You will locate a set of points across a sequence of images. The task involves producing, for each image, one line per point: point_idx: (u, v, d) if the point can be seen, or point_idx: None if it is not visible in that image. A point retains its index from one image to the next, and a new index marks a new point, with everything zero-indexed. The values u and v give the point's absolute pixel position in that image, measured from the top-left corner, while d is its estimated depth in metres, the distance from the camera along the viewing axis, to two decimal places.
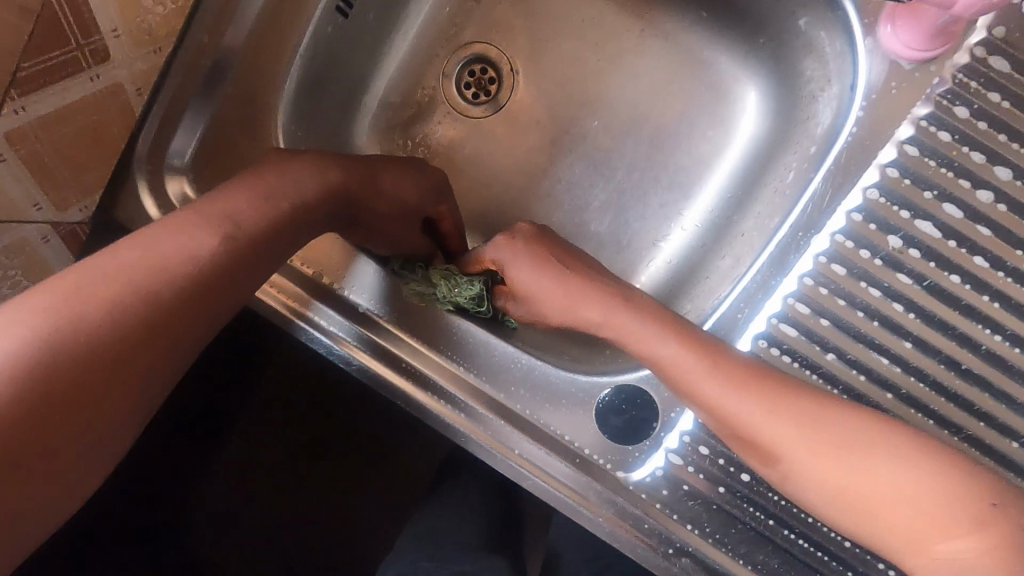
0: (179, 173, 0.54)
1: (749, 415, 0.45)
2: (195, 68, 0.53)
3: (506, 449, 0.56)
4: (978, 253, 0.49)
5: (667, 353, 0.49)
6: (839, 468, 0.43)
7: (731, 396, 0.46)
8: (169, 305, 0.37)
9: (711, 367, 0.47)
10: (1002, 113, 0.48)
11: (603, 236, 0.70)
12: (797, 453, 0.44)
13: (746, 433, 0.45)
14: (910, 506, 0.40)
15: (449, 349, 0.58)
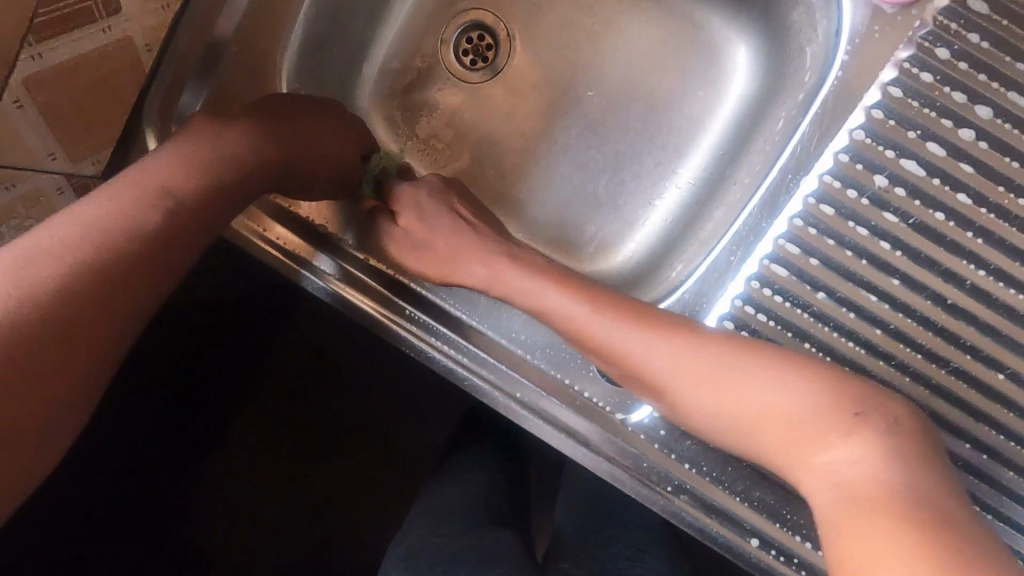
0: (186, 129, 0.55)
1: (637, 349, 0.51)
2: (200, 26, 0.54)
3: (509, 391, 0.57)
4: (962, 190, 0.51)
5: (562, 300, 0.54)
6: (750, 398, 0.48)
7: (650, 342, 0.51)
8: (128, 254, 0.43)
9: (601, 311, 0.52)
10: (981, 54, 0.50)
11: (599, 198, 0.72)
12: (680, 383, 0.50)
13: (651, 377, 0.50)
14: (782, 413, 0.47)
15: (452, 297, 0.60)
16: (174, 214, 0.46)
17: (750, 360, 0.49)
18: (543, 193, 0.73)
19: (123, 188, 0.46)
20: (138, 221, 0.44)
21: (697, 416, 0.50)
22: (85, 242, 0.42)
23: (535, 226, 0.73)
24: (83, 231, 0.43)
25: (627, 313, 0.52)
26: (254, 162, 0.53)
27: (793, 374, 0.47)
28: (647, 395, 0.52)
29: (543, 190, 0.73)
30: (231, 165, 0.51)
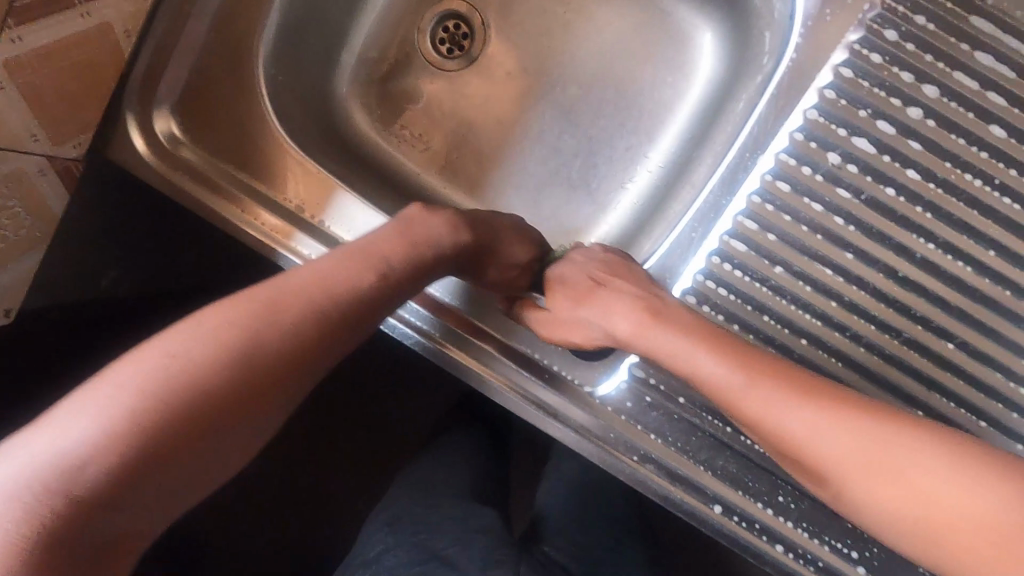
0: (166, 112, 0.58)
1: (798, 428, 0.44)
2: (178, 14, 0.56)
3: (485, 368, 0.58)
4: (910, 167, 0.53)
5: (711, 368, 0.49)
6: (859, 464, 0.42)
7: (743, 381, 0.47)
8: (276, 346, 0.39)
9: (748, 376, 0.47)
10: (926, 35, 0.52)
11: (574, 182, 0.74)
12: (846, 470, 0.43)
13: (804, 455, 0.44)
14: (978, 520, 0.38)
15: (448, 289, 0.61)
16: (355, 293, 0.44)
17: (865, 423, 0.43)
18: (518, 178, 0.75)
19: (323, 264, 0.45)
20: (297, 324, 0.41)
21: (874, 516, 0.42)
22: (224, 330, 0.38)
23: (511, 210, 0.75)
24: (246, 314, 0.40)
25: (760, 368, 0.47)
26: (405, 265, 0.50)
27: (919, 448, 0.41)
28: (810, 481, 0.46)
29: (518, 175, 0.75)
30: (396, 271, 0.48)
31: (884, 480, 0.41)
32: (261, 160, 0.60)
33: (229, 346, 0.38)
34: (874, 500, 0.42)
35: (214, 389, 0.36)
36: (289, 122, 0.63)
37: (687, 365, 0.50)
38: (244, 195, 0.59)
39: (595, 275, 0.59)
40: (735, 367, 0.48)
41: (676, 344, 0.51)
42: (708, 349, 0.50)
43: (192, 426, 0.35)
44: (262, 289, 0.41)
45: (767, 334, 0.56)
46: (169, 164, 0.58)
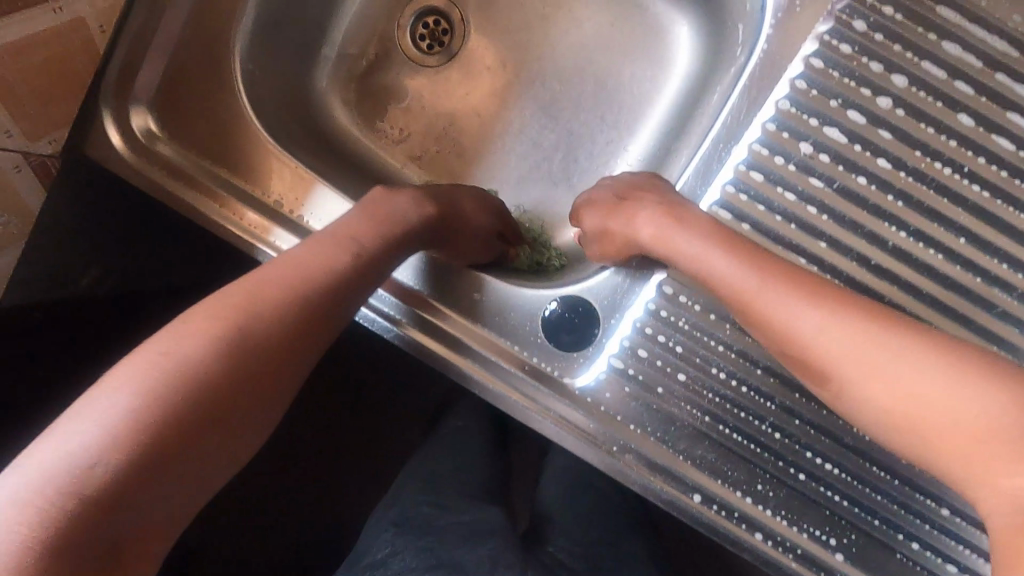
0: (143, 108, 0.58)
1: (804, 326, 0.45)
2: (152, 10, 0.56)
3: (462, 359, 0.59)
4: (882, 155, 0.54)
5: (727, 268, 0.50)
6: (858, 364, 0.43)
7: (755, 282, 0.48)
8: (265, 349, 0.40)
9: (767, 282, 0.48)
10: (894, 25, 0.52)
11: (554, 177, 0.74)
12: (849, 371, 0.43)
13: (813, 357, 0.45)
14: (973, 424, 0.39)
15: (437, 289, 0.61)
16: (354, 258, 0.48)
17: (868, 322, 0.44)
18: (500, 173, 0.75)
19: (309, 243, 0.47)
20: (281, 326, 0.41)
21: (864, 413, 0.44)
22: (210, 331, 0.39)
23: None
24: (228, 320, 0.40)
25: (774, 271, 0.48)
26: (384, 248, 0.51)
27: (917, 351, 0.42)
28: (804, 378, 0.47)
29: (500, 169, 0.75)
30: (372, 262, 0.50)
31: (881, 374, 0.42)
32: (240, 155, 0.60)
33: (217, 356, 0.38)
34: (869, 392, 0.43)
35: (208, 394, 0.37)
36: (267, 116, 0.62)
37: (712, 270, 0.51)
38: (222, 189, 0.59)
39: (619, 190, 0.60)
40: (751, 271, 0.48)
41: (692, 248, 0.52)
42: (722, 250, 0.51)
43: (188, 432, 0.36)
44: (242, 287, 0.42)
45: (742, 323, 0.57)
46: (145, 159, 0.58)
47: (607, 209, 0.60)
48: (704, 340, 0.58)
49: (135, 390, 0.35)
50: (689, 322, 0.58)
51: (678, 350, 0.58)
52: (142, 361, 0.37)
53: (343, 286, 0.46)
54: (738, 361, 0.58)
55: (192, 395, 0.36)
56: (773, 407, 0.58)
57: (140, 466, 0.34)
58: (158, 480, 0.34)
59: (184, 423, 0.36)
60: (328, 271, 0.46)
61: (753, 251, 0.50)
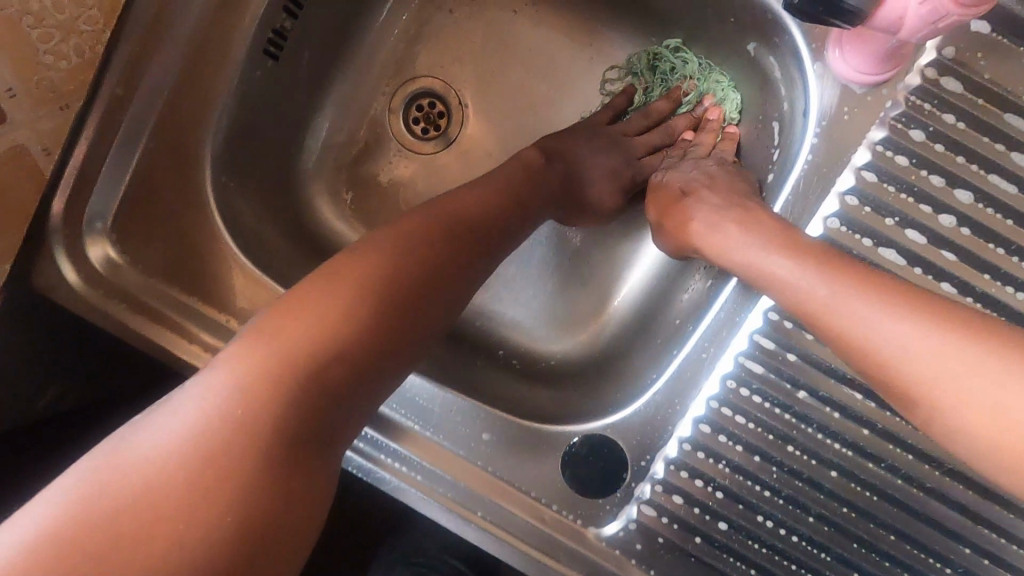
0: (100, 235, 0.50)
1: (894, 343, 0.35)
2: (109, 124, 0.49)
3: (469, 511, 0.51)
4: (944, 278, 0.47)
5: (795, 274, 0.41)
6: (968, 386, 0.32)
7: (824, 294, 0.39)
8: (349, 371, 0.39)
9: (843, 287, 0.38)
10: (957, 134, 0.46)
11: (551, 284, 0.68)
12: (948, 395, 0.32)
13: (903, 379, 0.34)
14: None
15: (437, 425, 0.54)
16: (454, 244, 0.45)
17: (978, 339, 0.33)
18: (490, 285, 0.68)
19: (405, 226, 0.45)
20: (359, 348, 0.39)
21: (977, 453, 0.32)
22: (251, 372, 0.36)
23: (485, 326, 0.67)
24: (306, 336, 0.38)
25: (857, 277, 0.38)
26: (414, 296, 0.42)
27: None
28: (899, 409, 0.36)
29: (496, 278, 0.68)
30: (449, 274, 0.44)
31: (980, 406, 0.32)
32: (209, 281, 0.52)
33: (293, 376, 0.37)
34: (968, 426, 0.32)
35: (292, 414, 0.36)
36: (243, 231, 0.55)
37: (778, 285, 0.41)
38: (189, 322, 0.51)
39: (687, 186, 0.53)
40: (818, 277, 0.39)
41: (754, 255, 0.44)
42: (785, 256, 0.42)
43: (226, 479, 0.34)
44: (314, 301, 0.40)
45: (793, 467, 0.50)
46: (102, 292, 0.50)
47: (667, 207, 0.54)
48: (749, 485, 0.50)
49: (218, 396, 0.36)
50: (729, 465, 0.50)
51: (717, 496, 0.51)
52: (223, 385, 0.36)
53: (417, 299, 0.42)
54: (787, 508, 0.50)
55: (273, 412, 0.36)
56: (830, 560, 0.50)
57: (248, 484, 0.34)
58: (264, 498, 0.35)
59: (275, 436, 0.36)
60: (419, 262, 0.43)
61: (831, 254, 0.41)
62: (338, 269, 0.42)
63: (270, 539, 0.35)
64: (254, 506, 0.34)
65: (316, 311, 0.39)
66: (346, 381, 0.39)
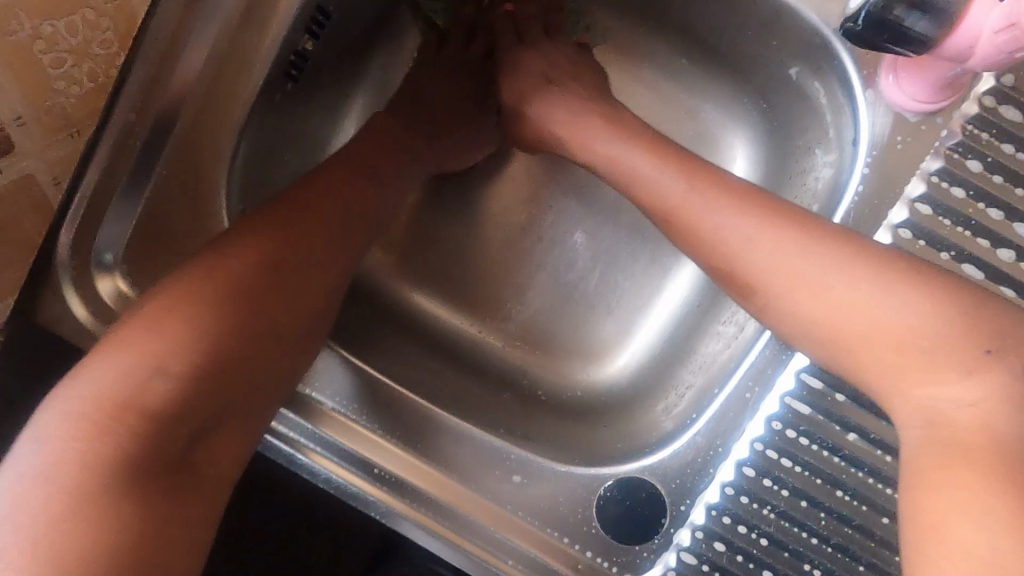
0: (111, 267, 0.48)
1: (730, 235, 0.41)
2: (120, 153, 0.46)
3: (497, 558, 0.49)
4: None
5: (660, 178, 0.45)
6: (790, 270, 0.39)
7: (753, 239, 0.40)
8: (219, 344, 0.39)
9: (697, 189, 0.43)
10: (1017, 165, 0.44)
11: (566, 306, 0.65)
12: (780, 281, 0.39)
13: (744, 271, 0.40)
14: (911, 327, 0.35)
15: (459, 465, 0.51)
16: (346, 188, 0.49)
17: (798, 232, 0.39)
18: (502, 309, 0.65)
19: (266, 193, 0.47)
20: (229, 319, 0.40)
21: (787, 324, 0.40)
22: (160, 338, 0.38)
23: (477, 334, 0.65)
24: (189, 307, 0.39)
25: (712, 184, 0.43)
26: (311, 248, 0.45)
27: (833, 250, 0.38)
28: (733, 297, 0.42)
29: (503, 294, 0.65)
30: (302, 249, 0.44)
31: (878, 329, 0.36)
32: None
33: (172, 345, 0.38)
34: (796, 306, 0.38)
35: (130, 386, 0.37)
36: None
37: (713, 225, 0.42)
38: None
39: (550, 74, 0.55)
40: (779, 232, 0.40)
41: (689, 196, 0.43)
42: (723, 202, 0.42)
43: (143, 429, 0.36)
44: (195, 272, 0.41)
45: (842, 512, 0.47)
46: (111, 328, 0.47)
47: (526, 92, 0.55)
48: (795, 531, 0.48)
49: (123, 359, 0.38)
50: (775, 510, 0.48)
51: (762, 543, 0.48)
52: (108, 356, 0.38)
53: (295, 272, 0.44)
54: (836, 556, 0.47)
55: (158, 373, 0.37)
56: None
57: (124, 443, 0.36)
58: (148, 459, 0.36)
59: (130, 405, 0.36)
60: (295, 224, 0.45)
61: (761, 198, 0.42)
62: (225, 241, 0.43)
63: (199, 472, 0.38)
64: (147, 463, 0.36)
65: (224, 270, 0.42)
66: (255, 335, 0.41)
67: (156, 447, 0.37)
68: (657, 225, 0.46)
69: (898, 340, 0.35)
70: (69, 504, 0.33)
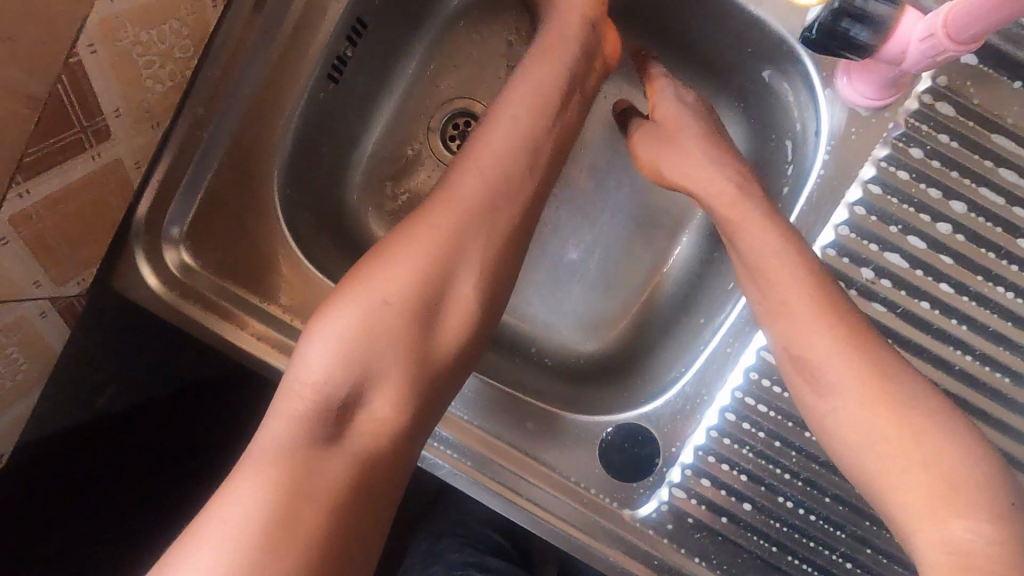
0: (176, 241, 0.55)
1: (817, 341, 0.47)
2: (190, 142, 0.54)
3: (515, 495, 0.56)
4: (943, 279, 0.53)
5: (767, 242, 0.51)
6: (859, 387, 0.45)
7: (829, 343, 0.47)
8: (378, 345, 0.46)
9: (795, 274, 0.49)
10: (952, 152, 0.52)
11: (593, 288, 0.72)
12: (848, 394, 0.46)
13: (818, 370, 0.47)
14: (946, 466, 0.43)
15: (481, 416, 0.58)
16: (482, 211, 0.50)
17: (865, 356, 0.46)
18: (523, 285, 0.72)
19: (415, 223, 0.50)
20: (385, 326, 0.46)
21: (839, 432, 0.46)
22: (321, 366, 0.46)
23: (511, 320, 0.71)
24: (359, 314, 0.46)
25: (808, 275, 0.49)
26: (446, 279, 0.48)
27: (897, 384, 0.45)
28: (798, 389, 0.49)
29: (518, 273, 0.72)
30: (445, 256, 0.48)
31: (919, 464, 0.43)
32: (275, 282, 0.57)
33: (344, 348, 0.46)
34: (857, 418, 0.45)
35: (316, 395, 0.45)
36: (303, 237, 0.60)
37: (802, 330, 0.48)
38: (256, 321, 0.56)
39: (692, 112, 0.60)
40: (829, 329, 0.47)
41: (795, 297, 0.49)
42: (805, 289, 0.49)
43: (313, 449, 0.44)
44: (359, 280, 0.48)
45: (810, 451, 0.55)
46: (179, 294, 0.55)
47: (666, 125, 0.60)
48: (771, 468, 0.55)
49: (292, 390, 0.46)
50: (752, 451, 0.55)
51: (742, 479, 0.56)
52: (300, 365, 0.46)
53: (440, 280, 0.48)
54: (805, 489, 0.55)
55: (332, 378, 0.45)
56: (845, 536, 0.55)
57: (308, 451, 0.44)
58: (328, 466, 0.44)
59: (317, 406, 0.45)
60: (438, 253, 0.48)
61: (846, 316, 0.48)
62: (392, 253, 0.48)
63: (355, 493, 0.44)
64: (326, 469, 0.43)
65: (366, 302, 0.47)
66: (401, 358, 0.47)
67: (335, 451, 0.44)
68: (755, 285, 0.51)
69: (939, 473, 0.42)
70: (271, 506, 0.41)
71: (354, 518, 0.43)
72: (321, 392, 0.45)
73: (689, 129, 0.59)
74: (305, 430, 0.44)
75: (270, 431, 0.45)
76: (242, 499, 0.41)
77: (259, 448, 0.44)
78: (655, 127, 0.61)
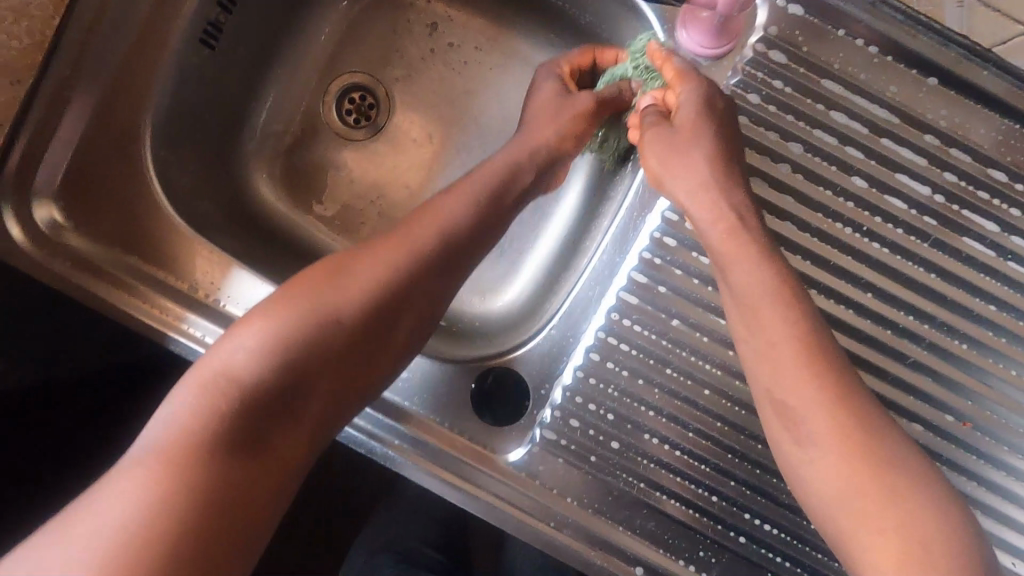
0: (47, 200, 0.56)
1: (783, 385, 0.43)
2: (56, 101, 0.55)
3: (386, 440, 0.56)
4: (786, 217, 0.56)
5: (747, 269, 0.46)
6: (833, 432, 0.41)
7: (812, 388, 0.42)
8: (315, 352, 0.46)
9: (784, 301, 0.44)
10: (786, 97, 0.56)
11: None
12: (821, 441, 0.41)
13: (789, 408, 0.42)
14: (923, 527, 0.38)
15: None
16: (441, 270, 0.52)
17: (842, 398, 0.41)
18: None
19: (382, 240, 0.51)
20: (333, 334, 0.47)
21: (804, 475, 0.42)
22: (256, 368, 0.44)
23: None
24: (301, 315, 0.47)
25: (790, 303, 0.44)
26: (391, 303, 0.50)
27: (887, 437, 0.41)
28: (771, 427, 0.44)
29: None
30: (404, 272, 0.50)
31: (896, 519, 0.38)
32: (151, 239, 0.58)
33: (275, 347, 0.45)
34: (827, 464, 0.41)
35: (228, 389, 0.43)
36: (180, 199, 0.61)
37: (789, 375, 0.42)
38: (131, 278, 0.56)
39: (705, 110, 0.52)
40: (799, 363, 0.42)
41: (784, 340, 0.43)
42: (789, 317, 0.44)
43: (223, 449, 0.42)
44: (328, 282, 0.48)
45: (671, 387, 0.57)
46: (46, 251, 0.55)
47: (692, 135, 0.52)
48: (635, 406, 0.57)
49: (201, 389, 0.43)
50: (617, 389, 0.57)
51: (609, 418, 0.57)
52: (224, 355, 0.45)
53: (396, 301, 0.50)
54: (669, 425, 0.57)
55: (261, 375, 0.44)
56: (709, 470, 0.57)
57: (213, 460, 0.41)
58: (235, 475, 0.41)
59: (233, 399, 0.43)
60: (401, 265, 0.50)
61: (835, 368, 0.42)
62: (357, 263, 0.50)
63: (255, 511, 0.42)
64: (237, 472, 0.41)
65: (311, 313, 0.47)
66: (337, 382, 0.48)
67: (248, 457, 0.43)
68: (734, 308, 0.46)
69: (924, 541, 0.37)
70: (149, 504, 0.38)
71: (240, 530, 0.41)
72: (233, 396, 0.43)
73: (709, 139, 0.51)
74: (200, 430, 0.42)
75: (163, 424, 0.42)
76: (117, 492, 0.38)
77: (149, 439, 0.41)
78: (672, 131, 0.53)
